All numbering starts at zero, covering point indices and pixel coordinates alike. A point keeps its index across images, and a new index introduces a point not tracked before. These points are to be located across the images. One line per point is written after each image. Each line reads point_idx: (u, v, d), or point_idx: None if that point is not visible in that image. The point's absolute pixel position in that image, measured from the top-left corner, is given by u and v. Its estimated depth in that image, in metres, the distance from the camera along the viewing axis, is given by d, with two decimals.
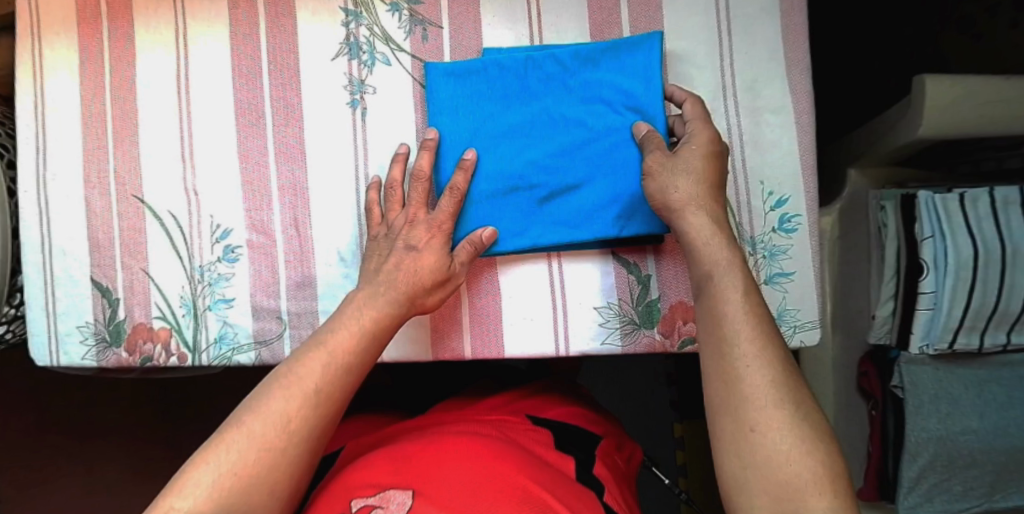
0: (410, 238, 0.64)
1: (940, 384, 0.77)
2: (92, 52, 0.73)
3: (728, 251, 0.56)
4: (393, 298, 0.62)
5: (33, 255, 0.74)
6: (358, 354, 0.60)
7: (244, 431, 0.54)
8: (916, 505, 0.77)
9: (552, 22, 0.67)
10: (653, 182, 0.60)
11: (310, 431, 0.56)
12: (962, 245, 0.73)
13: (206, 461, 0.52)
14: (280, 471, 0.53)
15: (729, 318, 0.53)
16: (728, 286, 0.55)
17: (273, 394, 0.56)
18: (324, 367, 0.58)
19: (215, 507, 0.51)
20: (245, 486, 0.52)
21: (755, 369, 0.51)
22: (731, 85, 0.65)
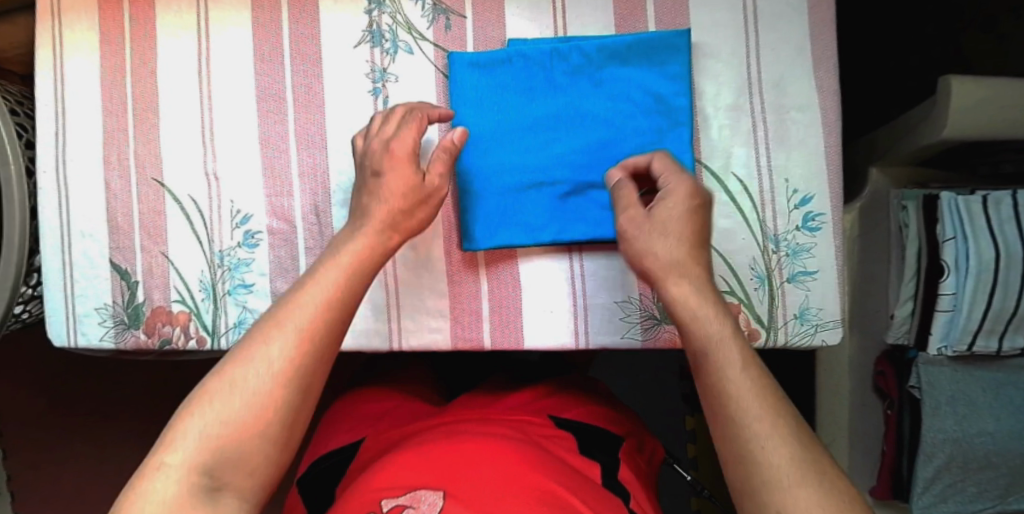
0: (376, 165, 0.59)
1: (957, 386, 0.76)
2: (113, 33, 0.72)
3: (720, 322, 0.51)
4: (373, 230, 0.57)
5: (53, 237, 0.74)
6: (346, 291, 0.54)
7: (229, 381, 0.48)
8: (930, 505, 0.78)
9: (577, 14, 0.66)
10: (636, 249, 0.56)
11: (300, 370, 0.50)
12: (984, 247, 0.73)
13: (191, 413, 0.48)
14: (275, 414, 0.49)
15: (732, 397, 0.48)
16: (725, 358, 0.49)
17: (256, 339, 0.50)
18: (308, 305, 0.52)
19: (206, 458, 0.47)
20: (236, 435, 0.47)
21: (772, 450, 0.45)
22: (757, 80, 0.65)
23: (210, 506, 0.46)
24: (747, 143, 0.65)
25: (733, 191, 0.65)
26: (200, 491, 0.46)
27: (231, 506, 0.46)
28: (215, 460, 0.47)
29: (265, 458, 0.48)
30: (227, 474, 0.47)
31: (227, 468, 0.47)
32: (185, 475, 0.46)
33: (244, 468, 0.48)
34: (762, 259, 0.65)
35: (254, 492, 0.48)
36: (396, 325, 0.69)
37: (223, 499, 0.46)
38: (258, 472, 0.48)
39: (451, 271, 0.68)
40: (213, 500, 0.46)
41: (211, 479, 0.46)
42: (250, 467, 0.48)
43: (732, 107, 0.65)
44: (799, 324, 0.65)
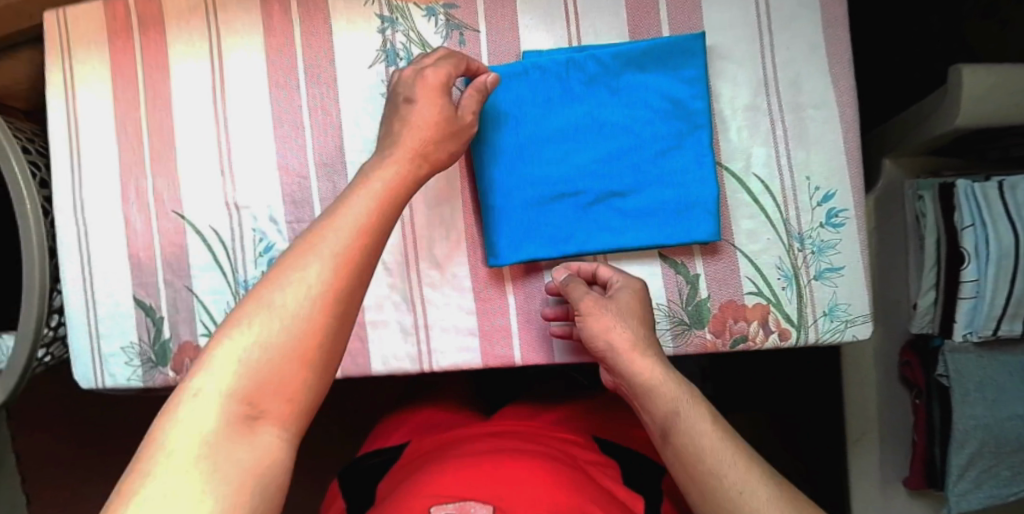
0: (409, 93, 0.59)
1: (984, 372, 0.77)
2: (124, 67, 0.72)
3: (684, 388, 0.57)
4: (404, 157, 0.56)
5: (75, 276, 0.73)
6: (381, 219, 0.52)
7: (266, 306, 0.46)
8: (965, 492, 0.78)
9: (590, 24, 0.67)
10: (596, 324, 0.60)
11: (338, 295, 0.47)
12: (1004, 233, 0.73)
13: (227, 336, 0.45)
14: (317, 341, 0.46)
15: (707, 450, 0.53)
16: (695, 416, 0.55)
17: (292, 263, 0.47)
18: (343, 229, 0.49)
19: (244, 383, 0.44)
20: (274, 359, 0.45)
21: (751, 492, 0.50)
22: (774, 80, 0.65)
23: (250, 437, 0.43)
24: (767, 142, 0.65)
25: (755, 192, 0.65)
26: (239, 422, 0.43)
27: (272, 437, 0.44)
28: (253, 386, 0.44)
29: (305, 385, 0.46)
30: (265, 401, 0.44)
31: (264, 394, 0.44)
32: (224, 402, 0.43)
33: (283, 394, 0.45)
34: (788, 258, 0.65)
35: (294, 423, 0.45)
36: (425, 345, 0.69)
37: (263, 428, 0.44)
38: (298, 400, 0.45)
39: (478, 288, 0.68)
40: (251, 431, 0.43)
41: (249, 407, 0.44)
42: (290, 394, 0.45)
43: (749, 108, 0.66)
44: (829, 321, 0.65)
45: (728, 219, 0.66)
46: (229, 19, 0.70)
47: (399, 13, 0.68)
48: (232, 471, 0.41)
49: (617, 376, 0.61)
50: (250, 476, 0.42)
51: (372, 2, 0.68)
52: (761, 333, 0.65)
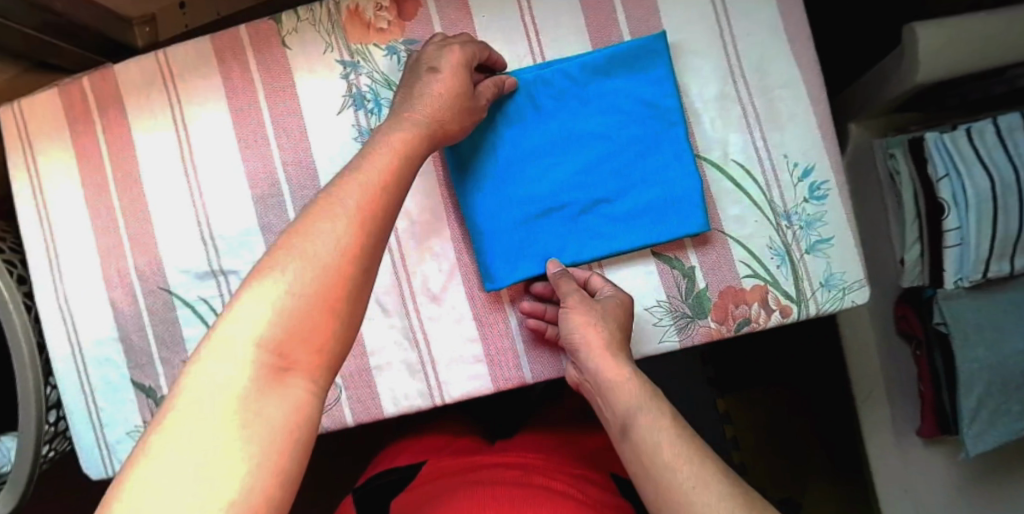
0: (434, 62, 0.59)
1: (980, 313, 0.78)
2: (90, 152, 0.72)
3: (645, 387, 0.58)
4: (420, 120, 0.56)
5: (69, 369, 0.72)
6: (398, 174, 0.52)
7: (296, 253, 0.45)
8: (980, 433, 0.78)
9: (552, 39, 0.67)
10: (580, 320, 0.60)
11: (365, 247, 0.47)
12: (979, 179, 0.75)
13: (256, 285, 0.44)
14: (346, 289, 0.46)
15: (665, 445, 0.54)
16: (653, 414, 0.56)
17: (320, 216, 0.47)
18: (368, 184, 0.50)
19: (275, 333, 0.43)
20: (305, 311, 0.44)
21: (702, 487, 0.50)
22: (738, 67, 0.66)
23: (281, 389, 0.42)
24: (741, 128, 0.66)
25: (736, 178, 0.66)
26: (269, 375, 0.42)
27: (302, 389, 0.43)
28: (285, 335, 0.43)
29: (333, 336, 0.45)
30: (294, 353, 0.43)
31: (295, 347, 0.43)
32: (255, 353, 0.43)
33: (312, 346, 0.44)
34: (778, 236, 0.66)
35: (322, 376, 0.45)
36: (434, 379, 0.68)
37: (293, 381, 0.43)
38: (326, 353, 0.45)
39: (479, 313, 0.68)
40: (281, 384, 0.43)
41: (280, 359, 0.43)
42: (319, 346, 0.44)
43: (718, 97, 0.66)
44: (827, 291, 0.65)
45: (715, 208, 0.67)
46: (189, 88, 0.70)
47: (360, 56, 0.68)
48: (264, 426, 0.41)
49: (585, 374, 0.62)
50: (282, 432, 0.41)
51: (331, 50, 0.68)
52: (763, 313, 0.66)
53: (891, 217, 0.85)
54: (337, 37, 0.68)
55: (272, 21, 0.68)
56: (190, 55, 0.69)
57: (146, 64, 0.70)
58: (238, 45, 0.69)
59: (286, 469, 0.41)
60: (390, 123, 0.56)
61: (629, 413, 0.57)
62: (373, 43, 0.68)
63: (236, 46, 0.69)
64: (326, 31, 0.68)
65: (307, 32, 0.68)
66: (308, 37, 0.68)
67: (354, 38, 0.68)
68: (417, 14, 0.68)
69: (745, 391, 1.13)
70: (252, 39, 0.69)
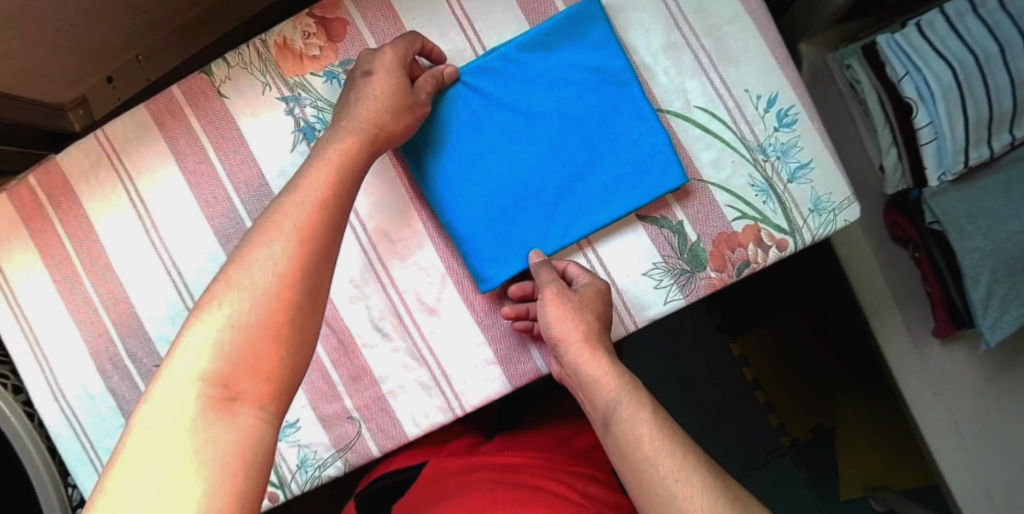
0: (366, 66, 0.59)
1: (970, 203, 0.78)
2: (52, 247, 0.70)
3: (625, 379, 0.57)
4: (356, 126, 0.57)
5: (84, 465, 0.70)
6: (337, 189, 0.54)
7: (233, 284, 0.47)
8: (997, 320, 0.78)
9: (488, 27, 0.66)
10: (557, 312, 0.59)
11: (299, 271, 0.49)
12: (939, 70, 0.75)
13: (198, 320, 0.47)
14: (285, 314, 0.48)
15: (644, 438, 0.53)
16: (634, 408, 0.55)
17: (254, 242, 0.50)
18: (301, 205, 0.52)
19: (220, 366, 0.45)
20: (246, 340, 0.46)
21: (684, 481, 0.51)
22: (680, 12, 0.65)
23: (229, 418, 0.44)
24: (696, 74, 0.65)
25: (703, 123, 0.65)
26: (216, 404, 0.44)
27: (252, 417, 0.45)
28: (230, 366, 0.45)
29: (282, 363, 0.47)
30: (241, 383, 0.45)
31: (241, 375, 0.45)
32: (200, 386, 0.45)
33: (258, 375, 0.46)
34: (758, 172, 0.65)
35: (273, 403, 0.47)
36: (451, 392, 0.67)
37: (242, 409, 0.45)
38: (276, 380, 0.47)
39: (478, 317, 0.67)
40: (230, 413, 0.44)
41: (226, 389, 0.45)
42: (266, 373, 0.46)
43: (667, 47, 0.65)
44: (818, 217, 0.65)
45: (689, 158, 0.66)
46: (135, 160, 0.68)
47: (300, 88, 0.66)
48: (216, 453, 0.43)
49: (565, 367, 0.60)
50: (233, 456, 0.43)
51: (269, 89, 0.66)
52: (761, 253, 0.65)
53: (861, 126, 0.86)
54: (272, 74, 0.66)
55: (202, 74, 0.66)
56: (129, 127, 0.67)
57: (88, 147, 0.68)
58: (175, 106, 0.67)
59: (242, 494, 0.43)
60: (332, 133, 0.57)
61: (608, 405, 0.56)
62: (310, 72, 0.66)
63: (173, 108, 0.67)
64: (260, 71, 0.66)
65: (240, 76, 0.66)
66: (243, 81, 0.66)
67: (290, 72, 0.66)
68: (347, 34, 0.66)
69: (754, 332, 1.13)
70: (187, 96, 0.67)
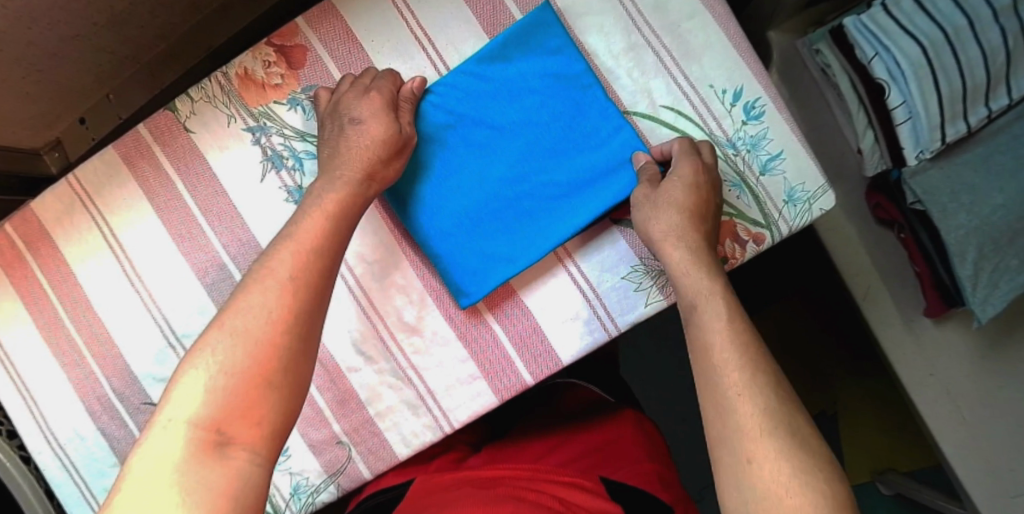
0: (352, 112, 0.60)
1: (951, 180, 0.77)
2: (34, 293, 0.70)
3: (738, 325, 0.54)
4: (353, 176, 0.58)
5: (81, 506, 0.71)
6: (328, 235, 0.56)
7: (227, 331, 0.48)
8: (987, 297, 0.77)
9: (448, 41, 0.65)
10: (645, 211, 0.60)
11: (288, 317, 0.50)
12: (906, 47, 0.74)
13: (191, 367, 0.48)
14: (277, 360, 0.48)
15: (732, 387, 0.51)
16: (733, 355, 0.52)
17: (249, 290, 0.51)
18: (297, 252, 0.53)
19: (211, 412, 0.46)
20: (238, 385, 0.47)
21: (745, 397, 0.50)
22: (637, 12, 0.64)
23: (216, 461, 0.44)
24: (660, 72, 0.65)
25: (671, 122, 0.65)
26: (207, 447, 0.45)
27: (242, 460, 0.45)
28: (221, 412, 0.46)
29: (271, 406, 0.47)
30: (233, 426, 0.46)
31: (231, 420, 0.46)
32: (192, 431, 0.45)
33: (250, 419, 0.46)
34: (730, 167, 0.64)
35: (266, 446, 0.47)
36: (438, 410, 0.67)
37: (232, 454, 0.45)
38: (266, 423, 0.47)
39: (463, 334, 0.66)
40: (221, 455, 0.45)
41: (218, 433, 0.45)
42: (257, 418, 0.47)
43: (629, 48, 0.65)
44: (793, 207, 0.64)
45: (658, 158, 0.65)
46: (108, 201, 0.68)
47: (265, 118, 0.66)
48: (201, 497, 0.43)
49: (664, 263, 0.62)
50: (221, 497, 0.44)
51: (234, 120, 0.66)
52: (738, 248, 0.64)
53: (836, 111, 0.85)
54: (235, 106, 0.66)
55: (168, 111, 0.67)
56: (99, 170, 0.68)
57: (60, 192, 0.68)
58: (143, 144, 0.67)
59: None
60: (324, 182, 0.58)
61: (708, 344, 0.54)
62: (273, 101, 0.66)
63: (141, 147, 0.67)
64: (224, 104, 0.66)
65: (204, 110, 0.66)
66: (208, 115, 0.66)
67: (253, 102, 0.66)
68: (308, 59, 0.66)
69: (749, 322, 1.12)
70: (154, 134, 0.67)
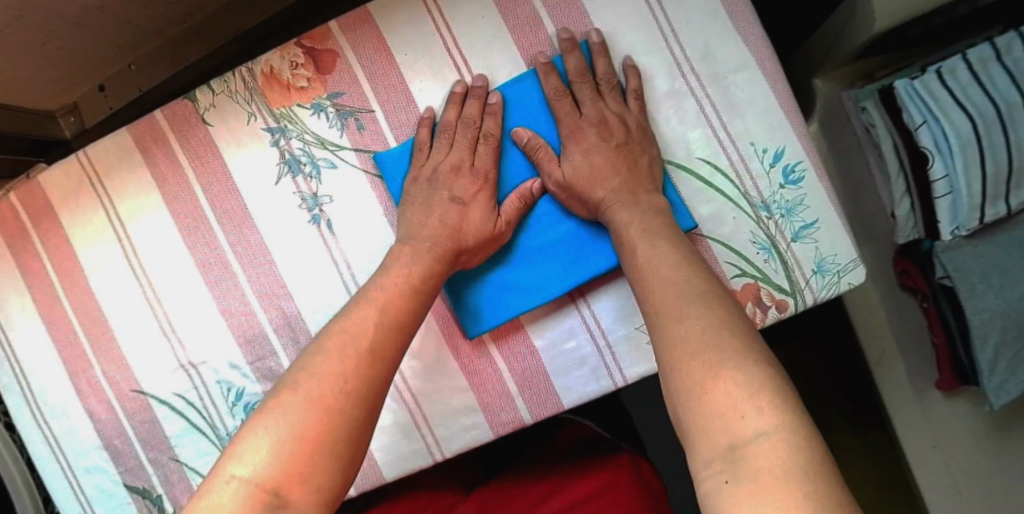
0: (453, 192, 0.60)
1: (983, 259, 0.74)
2: (32, 267, 0.69)
3: (690, 285, 0.48)
4: (441, 255, 0.59)
5: (60, 485, 0.70)
6: (409, 306, 0.56)
7: (301, 395, 0.48)
8: (1002, 384, 0.74)
9: (482, 63, 0.63)
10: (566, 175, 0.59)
11: (365, 389, 0.50)
12: (957, 120, 0.71)
13: (260, 425, 0.47)
14: (345, 430, 0.48)
15: (685, 348, 0.44)
16: (684, 315, 0.46)
17: (327, 354, 0.51)
18: (380, 321, 0.54)
19: (274, 474, 0.45)
20: (304, 451, 0.46)
21: (702, 355, 0.43)
22: (684, 58, 0.62)
23: None
24: (700, 123, 0.62)
25: (705, 176, 0.62)
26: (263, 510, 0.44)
27: None
28: (286, 475, 0.45)
29: (331, 478, 0.47)
30: (293, 490, 0.45)
31: (291, 484, 0.45)
32: (254, 491, 0.45)
33: (312, 485, 0.46)
34: (761, 230, 0.61)
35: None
36: (431, 438, 0.65)
37: None
38: (324, 491, 0.46)
39: (466, 363, 0.64)
40: None
41: (277, 497, 0.45)
42: (318, 485, 0.46)
43: (670, 93, 0.62)
44: (821, 278, 0.61)
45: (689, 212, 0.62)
46: (118, 183, 0.66)
47: (286, 119, 0.64)
48: None
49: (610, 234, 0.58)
50: None
51: (254, 118, 0.64)
52: (759, 312, 0.61)
53: (875, 172, 0.82)
54: (257, 104, 0.64)
55: (187, 100, 0.65)
56: (113, 150, 0.66)
57: (70, 168, 0.66)
58: (158, 132, 0.65)
59: None
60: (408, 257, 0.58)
61: (647, 291, 0.50)
62: (297, 103, 0.64)
63: (156, 133, 0.65)
64: (245, 101, 0.64)
65: (225, 104, 0.64)
66: (228, 109, 0.64)
67: (276, 102, 0.64)
68: (337, 65, 0.63)
69: None
70: (171, 122, 0.65)
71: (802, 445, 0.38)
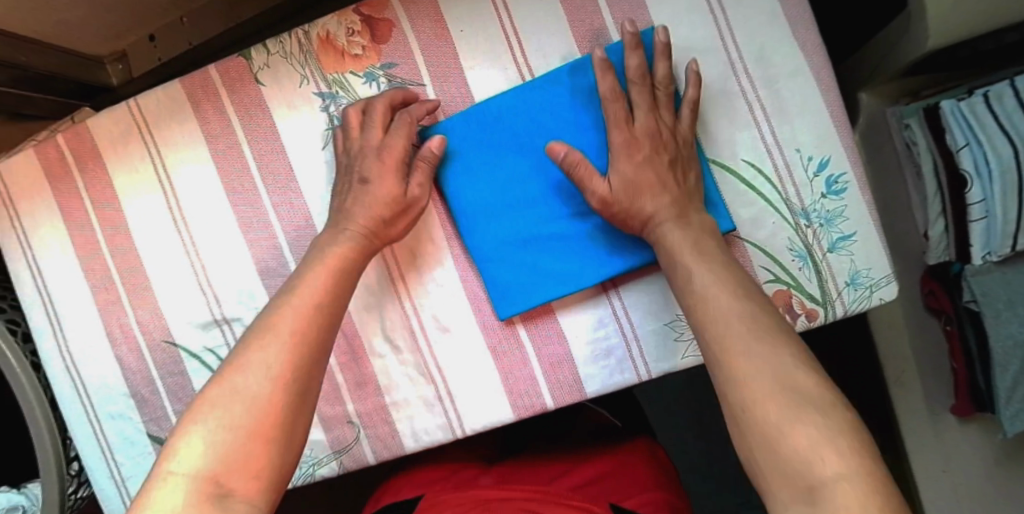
0: (364, 173, 0.60)
1: (1011, 288, 0.74)
2: (75, 210, 0.70)
3: (750, 316, 0.49)
4: (356, 233, 0.59)
5: (82, 428, 0.72)
6: (331, 294, 0.56)
7: (228, 389, 0.49)
8: (1018, 412, 0.76)
9: (538, 48, 0.63)
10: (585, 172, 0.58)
11: (298, 375, 0.51)
12: (1000, 146, 0.71)
13: (195, 421, 0.48)
14: (278, 414, 0.49)
15: (756, 386, 0.45)
16: (748, 348, 0.47)
17: (255, 345, 0.51)
18: (298, 309, 0.54)
19: (211, 465, 0.46)
20: (240, 440, 0.47)
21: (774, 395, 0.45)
22: (739, 59, 0.62)
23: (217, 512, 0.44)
24: (749, 125, 0.62)
25: (749, 179, 0.62)
26: (209, 499, 0.44)
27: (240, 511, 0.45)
28: (222, 466, 0.46)
29: (269, 462, 0.47)
30: (231, 479, 0.46)
31: (230, 473, 0.46)
32: (194, 483, 0.45)
33: (249, 472, 0.46)
34: (799, 237, 0.62)
35: (264, 499, 0.47)
36: (453, 413, 0.66)
37: (232, 505, 0.45)
38: (264, 476, 0.47)
39: (495, 341, 0.65)
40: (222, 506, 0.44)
41: (217, 486, 0.45)
42: (256, 471, 0.47)
43: (722, 94, 0.63)
44: (853, 290, 0.62)
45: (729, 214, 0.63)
46: (165, 135, 0.67)
47: (337, 86, 0.65)
48: None
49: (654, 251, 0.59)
50: None
51: (306, 82, 0.65)
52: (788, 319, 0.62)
53: (912, 192, 0.82)
54: (311, 69, 0.65)
55: (241, 59, 0.65)
56: (163, 103, 0.67)
57: (118, 116, 0.67)
58: (210, 87, 0.66)
59: None
60: (327, 238, 0.59)
61: (705, 316, 0.51)
62: (350, 71, 0.64)
63: (208, 88, 0.66)
64: (299, 64, 0.65)
65: (278, 66, 0.65)
66: (281, 71, 0.65)
67: (329, 67, 0.64)
68: (392, 36, 0.64)
69: None
70: (224, 79, 0.66)
71: (876, 487, 0.40)
